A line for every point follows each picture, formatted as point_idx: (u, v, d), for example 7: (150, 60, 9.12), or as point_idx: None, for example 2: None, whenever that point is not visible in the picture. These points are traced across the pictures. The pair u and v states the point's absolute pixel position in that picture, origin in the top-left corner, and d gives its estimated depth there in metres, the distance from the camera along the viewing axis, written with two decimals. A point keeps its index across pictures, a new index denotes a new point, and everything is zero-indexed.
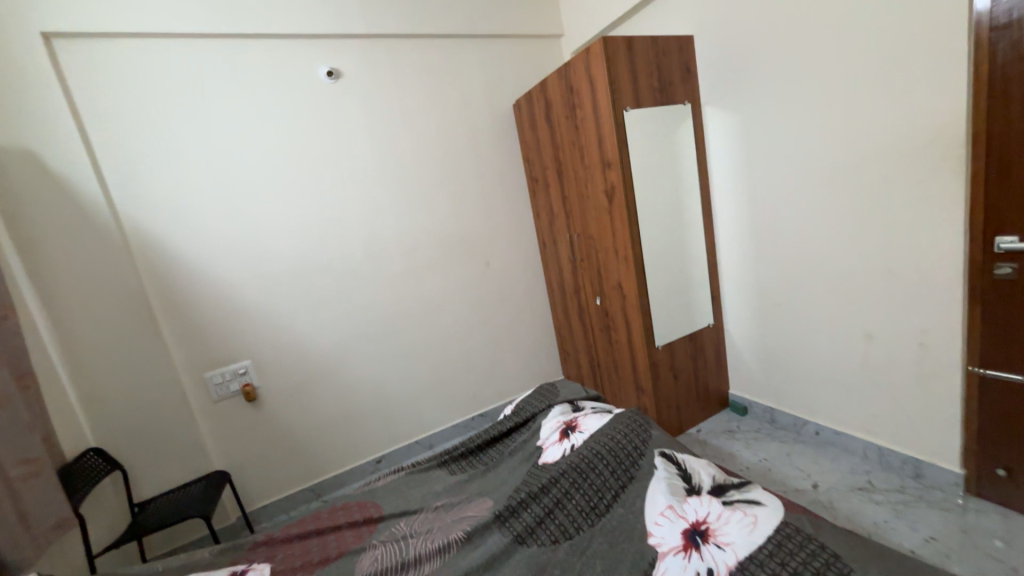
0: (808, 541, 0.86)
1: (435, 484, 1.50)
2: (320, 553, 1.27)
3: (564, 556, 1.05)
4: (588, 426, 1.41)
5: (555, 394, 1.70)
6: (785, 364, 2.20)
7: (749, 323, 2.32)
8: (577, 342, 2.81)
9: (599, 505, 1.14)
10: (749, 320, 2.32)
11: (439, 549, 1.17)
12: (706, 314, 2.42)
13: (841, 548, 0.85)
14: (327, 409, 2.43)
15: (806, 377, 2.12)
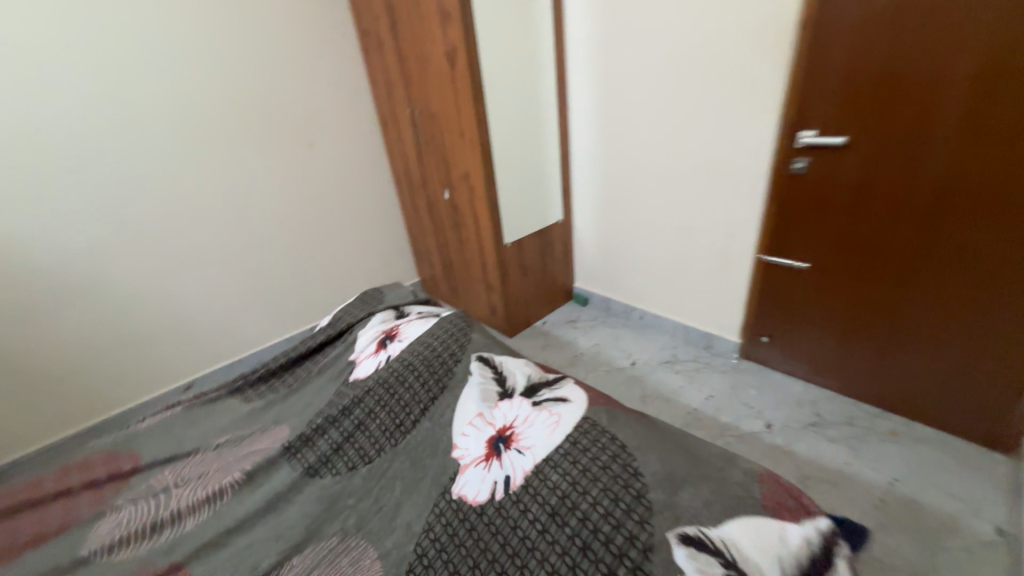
0: (601, 435, 0.84)
1: (221, 416, 1.21)
2: (32, 532, 0.94)
3: (361, 483, 0.91)
4: (409, 335, 1.24)
5: (379, 300, 1.46)
6: (622, 258, 2.30)
7: (595, 217, 2.32)
8: (427, 241, 2.55)
9: (406, 420, 1.00)
10: (596, 215, 2.31)
11: (207, 499, 0.95)
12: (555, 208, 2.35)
13: (629, 435, 0.85)
14: (86, 337, 1.83)
15: (639, 268, 2.25)
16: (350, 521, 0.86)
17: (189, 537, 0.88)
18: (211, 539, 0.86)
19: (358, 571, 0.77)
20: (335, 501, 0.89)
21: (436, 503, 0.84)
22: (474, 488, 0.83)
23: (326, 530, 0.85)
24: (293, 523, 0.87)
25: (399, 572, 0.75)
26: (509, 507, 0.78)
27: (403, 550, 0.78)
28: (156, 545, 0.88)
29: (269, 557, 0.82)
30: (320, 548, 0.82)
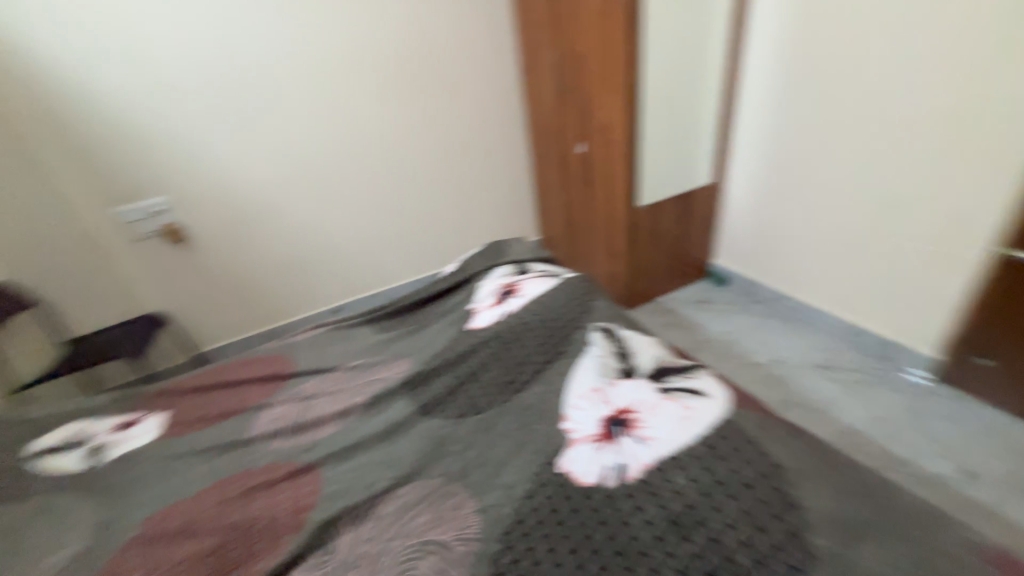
0: (746, 446, 0.70)
1: (357, 342, 1.34)
2: (219, 408, 1.17)
3: (468, 432, 0.91)
4: (528, 292, 1.19)
5: (502, 253, 1.44)
6: (780, 235, 1.94)
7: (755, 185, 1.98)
8: (551, 199, 2.47)
9: (517, 379, 0.97)
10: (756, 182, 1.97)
11: (339, 412, 1.06)
12: (703, 170, 2.07)
13: (785, 455, 0.69)
14: (268, 257, 2.21)
15: (801, 249, 1.89)
16: (455, 466, 0.86)
17: (323, 443, 1.00)
18: (338, 449, 0.95)
19: (457, 518, 0.78)
20: (443, 444, 0.91)
21: (539, 471, 0.79)
22: (581, 467, 0.76)
23: (432, 469, 0.87)
24: (405, 454, 0.91)
25: (496, 532, 0.73)
26: (620, 499, 0.69)
27: (502, 511, 0.76)
28: (299, 443, 1.02)
29: (382, 480, 0.87)
30: (425, 485, 0.85)
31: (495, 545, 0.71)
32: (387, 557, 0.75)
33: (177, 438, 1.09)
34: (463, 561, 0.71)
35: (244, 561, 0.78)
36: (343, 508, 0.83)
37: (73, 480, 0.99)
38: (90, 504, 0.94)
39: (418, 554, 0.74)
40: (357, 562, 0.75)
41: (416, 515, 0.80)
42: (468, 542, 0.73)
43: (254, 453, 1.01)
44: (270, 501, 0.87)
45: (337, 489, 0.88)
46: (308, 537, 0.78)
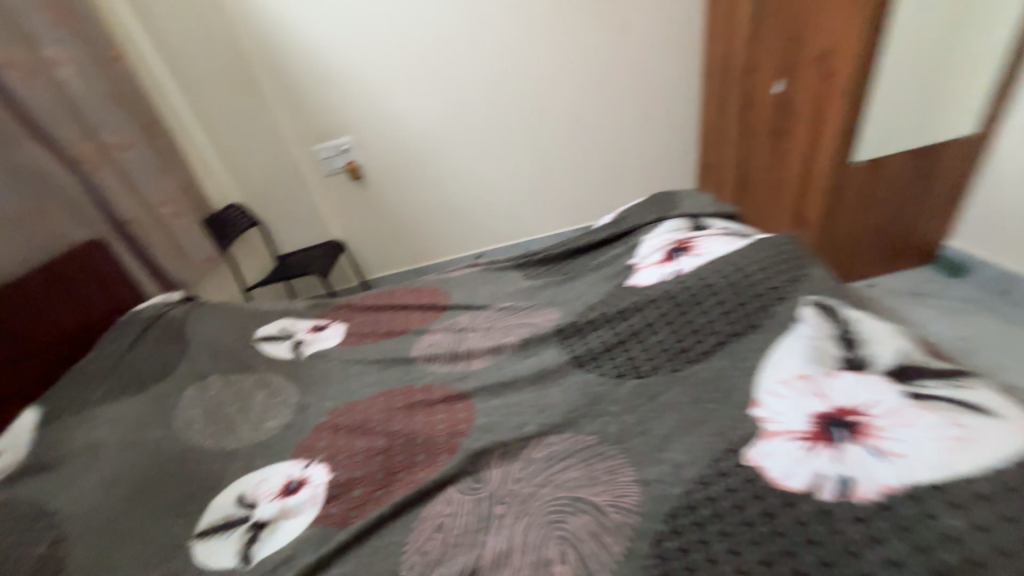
0: None
1: (506, 285, 1.34)
2: (386, 327, 1.29)
3: (626, 395, 0.83)
4: (707, 252, 1.00)
5: (672, 205, 1.25)
6: None
7: None
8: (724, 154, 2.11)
9: (690, 346, 0.82)
10: None
11: (490, 350, 1.07)
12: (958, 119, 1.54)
13: None
14: (425, 197, 2.35)
15: None
16: (609, 429, 0.79)
17: (474, 376, 1.02)
18: (489, 385, 0.96)
19: (612, 484, 0.71)
20: (596, 402, 0.84)
21: (716, 457, 0.66)
22: (780, 466, 0.61)
23: (584, 426, 0.82)
24: (555, 404, 0.87)
25: (659, 512, 0.65)
26: (840, 518, 0.54)
27: (667, 492, 0.66)
28: (452, 371, 1.06)
29: (531, 424, 0.85)
30: (577, 440, 0.80)
31: (657, 527, 0.63)
32: (535, 501, 0.73)
33: (354, 347, 1.23)
34: (619, 532, 0.65)
35: (405, 468, 0.84)
36: (493, 442, 0.83)
37: (281, 365, 1.19)
38: (293, 387, 1.12)
39: (568, 509, 0.70)
40: (506, 499, 0.75)
41: (566, 469, 0.76)
42: (624, 513, 0.67)
43: (414, 373, 1.09)
44: (428, 419, 0.93)
45: (487, 423, 0.88)
46: (461, 462, 0.80)
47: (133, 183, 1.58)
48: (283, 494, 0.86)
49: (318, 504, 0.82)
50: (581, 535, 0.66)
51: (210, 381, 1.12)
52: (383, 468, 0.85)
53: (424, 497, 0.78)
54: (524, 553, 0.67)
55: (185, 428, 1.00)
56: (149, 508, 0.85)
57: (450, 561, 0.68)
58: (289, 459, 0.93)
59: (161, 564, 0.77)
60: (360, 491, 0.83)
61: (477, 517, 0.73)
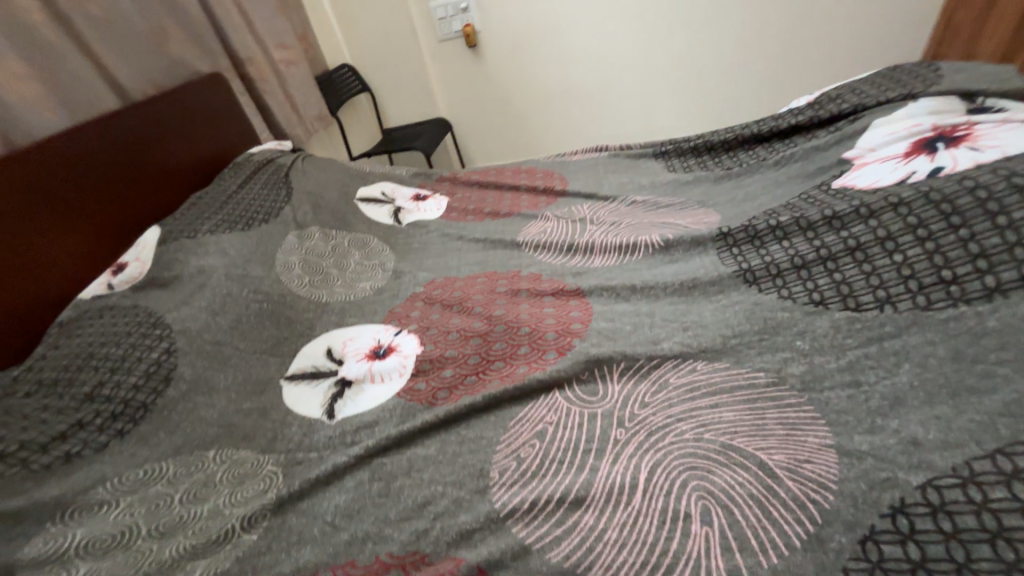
0: None
1: (642, 176, 1.06)
2: (491, 207, 1.12)
3: (825, 331, 0.58)
4: (1002, 142, 0.62)
5: (927, 78, 0.82)
6: None
7: None
8: (980, 41, 1.30)
9: (962, 277, 0.53)
10: None
11: (619, 247, 0.85)
12: None
13: None
14: (544, 77, 2.01)
15: None
16: (792, 369, 0.56)
17: (595, 276, 0.82)
18: (615, 287, 0.76)
19: (792, 442, 0.50)
20: (773, 331, 0.61)
21: (999, 450, 0.42)
22: None
23: (750, 357, 0.59)
24: (707, 323, 0.65)
25: (876, 500, 0.43)
26: None
27: (892, 475, 0.44)
28: (567, 265, 0.87)
29: (671, 341, 0.65)
30: (737, 374, 0.58)
31: (872, 520, 0.42)
32: (671, 436, 0.54)
33: (455, 223, 1.09)
34: (800, 508, 0.45)
35: (504, 358, 0.71)
36: (617, 352, 0.65)
37: (380, 230, 1.10)
38: (390, 254, 1.03)
39: (718, 458, 0.51)
40: (628, 424, 0.57)
41: (719, 409, 0.56)
42: (810, 485, 0.46)
43: (519, 261, 0.92)
44: (534, 312, 0.77)
45: (610, 330, 0.70)
46: (574, 367, 0.64)
47: (250, 22, 1.50)
48: (371, 357, 0.78)
49: (404, 376, 0.73)
50: (737, 496, 0.47)
51: (310, 231, 1.07)
52: (478, 354, 0.73)
53: (525, 396, 0.64)
54: (649, 495, 0.50)
55: (284, 271, 0.97)
56: (248, 342, 0.84)
57: (550, 478, 0.55)
58: (380, 323, 0.85)
59: (255, 398, 0.76)
60: (451, 372, 0.72)
61: (589, 436, 0.58)
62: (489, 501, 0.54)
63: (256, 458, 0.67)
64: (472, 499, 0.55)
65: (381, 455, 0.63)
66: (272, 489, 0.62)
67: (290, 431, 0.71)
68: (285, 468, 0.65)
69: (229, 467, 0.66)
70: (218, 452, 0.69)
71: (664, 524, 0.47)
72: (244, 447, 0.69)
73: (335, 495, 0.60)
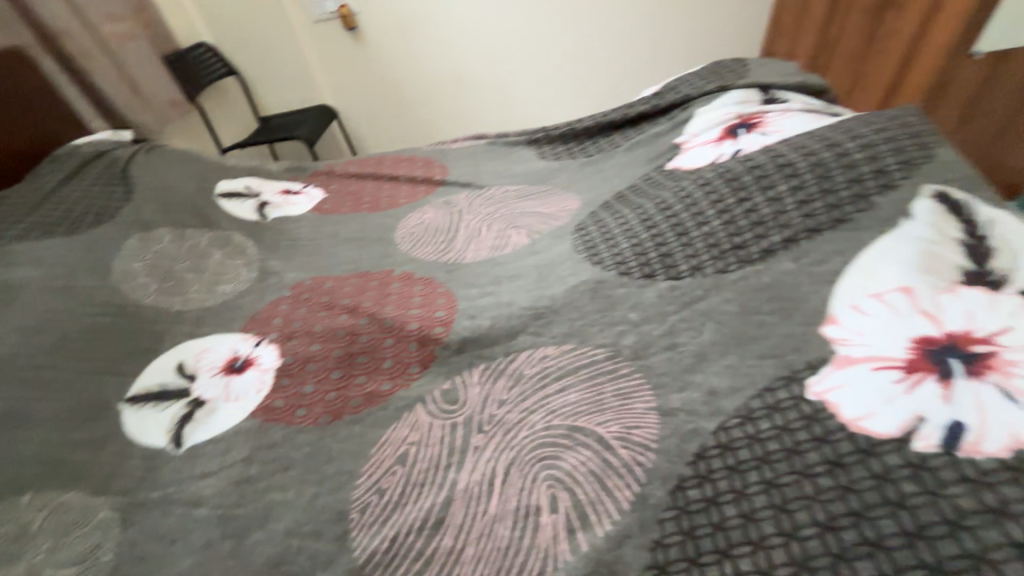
0: None
1: (517, 164, 1.09)
2: (368, 199, 1.08)
3: (652, 301, 0.64)
4: (780, 128, 0.75)
5: (739, 72, 0.95)
6: None
7: None
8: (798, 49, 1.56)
9: (747, 242, 0.62)
10: None
11: (491, 247, 0.86)
12: None
13: None
14: (431, 63, 1.97)
15: None
16: (626, 340, 0.61)
17: (466, 265, 0.83)
18: (481, 278, 0.79)
19: (624, 412, 0.55)
20: (611, 307, 0.65)
21: (766, 387, 0.50)
22: (858, 403, 0.45)
23: (592, 335, 0.63)
24: (558, 307, 0.68)
25: (685, 451, 0.50)
26: (943, 475, 0.38)
27: (696, 425, 0.51)
28: (440, 258, 0.86)
29: (524, 335, 0.67)
30: (581, 354, 0.62)
31: (681, 469, 0.48)
32: (524, 431, 0.57)
33: (328, 217, 1.04)
34: (629, 472, 0.50)
35: (365, 372, 0.68)
36: (475, 351, 0.67)
37: (242, 227, 1.02)
38: (253, 253, 0.96)
39: (564, 442, 0.54)
40: (486, 428, 0.58)
41: (563, 391, 0.59)
42: (638, 448, 0.51)
43: (393, 253, 0.90)
44: (400, 306, 0.76)
45: (473, 319, 0.71)
46: (434, 381, 0.65)
47: None
48: (227, 371, 0.73)
49: (262, 392, 0.69)
50: (581, 476, 0.51)
51: (159, 233, 0.96)
52: (340, 368, 0.69)
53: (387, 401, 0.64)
54: (504, 497, 0.52)
55: (125, 279, 0.86)
56: (77, 362, 0.73)
57: (409, 506, 0.53)
58: (237, 333, 0.79)
59: (86, 427, 0.67)
60: (311, 388, 0.68)
61: (448, 449, 0.57)
62: (351, 521, 0.53)
63: (87, 500, 0.60)
64: (332, 520, 0.54)
65: (244, 483, 0.60)
66: (108, 539, 0.56)
67: (129, 465, 0.63)
68: (124, 513, 0.58)
69: (54, 516, 0.58)
70: (33, 496, 0.60)
71: (516, 525, 0.49)
72: (71, 487, 0.61)
73: (188, 534, 0.55)
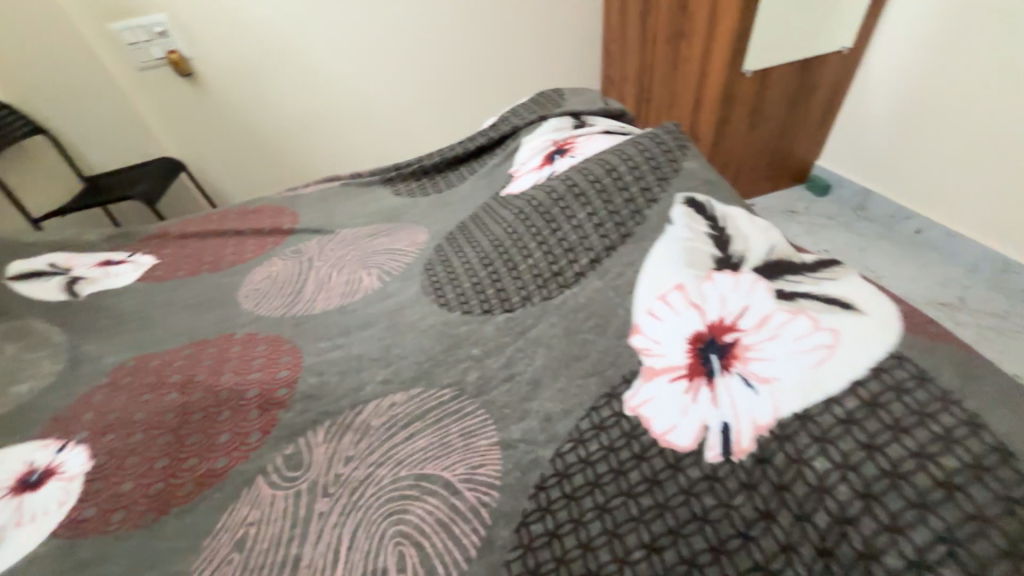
0: (935, 411, 0.41)
1: (370, 203, 1.08)
2: (209, 259, 0.99)
3: (491, 335, 0.67)
4: (586, 151, 0.84)
5: (558, 102, 1.04)
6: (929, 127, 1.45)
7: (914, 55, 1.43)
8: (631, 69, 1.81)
9: (564, 269, 0.68)
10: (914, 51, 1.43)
11: (340, 293, 0.83)
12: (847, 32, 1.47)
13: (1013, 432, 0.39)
14: (288, 104, 1.89)
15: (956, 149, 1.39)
16: (470, 377, 0.63)
17: (313, 316, 0.79)
18: (327, 330, 0.76)
19: (470, 450, 0.56)
20: (456, 345, 0.67)
21: (592, 407, 0.55)
22: (663, 417, 0.51)
23: (439, 377, 0.65)
24: (406, 353, 0.68)
25: (526, 483, 0.52)
26: (731, 485, 0.44)
27: (535, 453, 0.54)
28: (285, 313, 0.81)
29: (372, 384, 0.66)
30: (429, 397, 0.63)
31: (524, 504, 0.50)
32: (370, 487, 0.55)
33: (158, 286, 0.93)
34: (475, 515, 0.50)
35: (197, 453, 0.62)
36: (320, 409, 0.64)
37: (49, 315, 0.88)
38: (62, 344, 0.82)
39: (412, 493, 0.54)
40: (332, 489, 0.56)
41: (411, 438, 0.59)
42: (483, 487, 0.52)
43: (232, 317, 0.83)
44: (238, 372, 0.70)
45: (319, 376, 0.68)
46: (273, 447, 0.61)
47: None
48: (20, 489, 0.62)
49: (66, 505, 0.60)
50: (427, 527, 0.51)
51: None
52: (167, 455, 0.62)
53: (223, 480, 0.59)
54: (349, 566, 0.49)
55: None
56: None
57: None
58: (37, 440, 0.67)
59: None
60: (129, 486, 0.60)
61: (292, 520, 0.54)
62: None
63: None
64: None
65: None
66: None
67: None
68: None
69: None
70: None
71: None
72: None
73: None
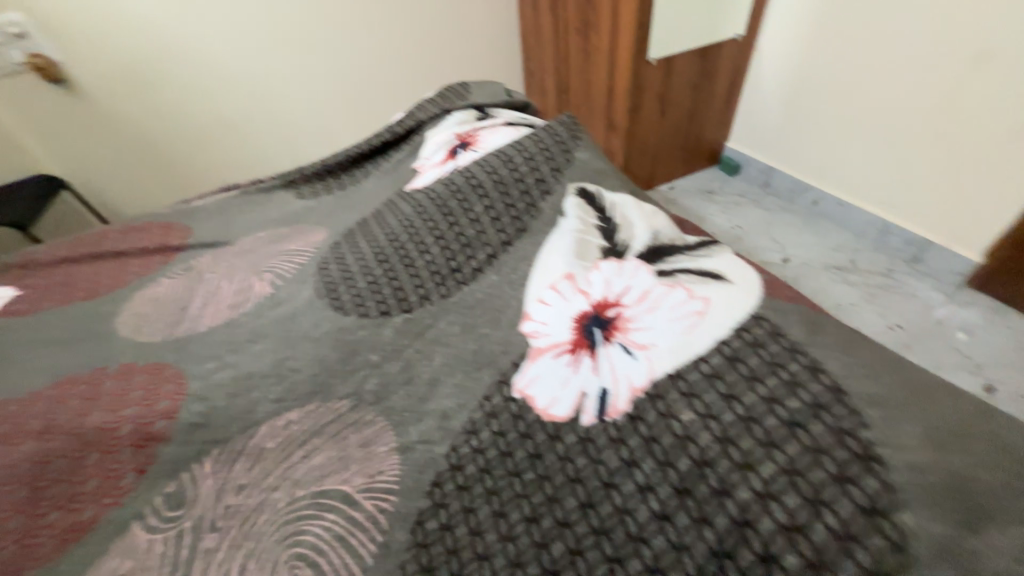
0: (785, 357, 0.44)
1: (270, 210, 1.01)
2: (82, 286, 0.89)
3: (390, 338, 0.64)
4: (487, 145, 0.83)
5: (462, 95, 1.03)
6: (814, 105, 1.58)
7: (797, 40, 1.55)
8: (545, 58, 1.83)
9: (462, 265, 0.67)
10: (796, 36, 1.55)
11: (231, 307, 0.77)
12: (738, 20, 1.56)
13: (849, 372, 0.42)
14: (184, 109, 1.73)
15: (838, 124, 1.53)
16: (368, 385, 0.61)
17: (201, 338, 0.73)
18: (216, 350, 0.70)
19: (368, 460, 0.54)
20: (354, 352, 0.64)
21: (485, 396, 0.54)
22: (547, 392, 0.51)
23: (336, 388, 0.61)
24: (300, 365, 0.64)
25: (422, 484, 0.50)
26: (600, 440, 0.46)
27: (432, 453, 0.52)
28: (170, 336, 0.74)
29: (264, 404, 0.61)
30: (325, 411, 0.59)
31: (420, 504, 0.48)
32: (263, 515, 0.52)
33: (18, 322, 0.82)
34: (373, 525, 0.48)
35: (61, 507, 0.55)
36: (206, 439, 0.59)
37: None
38: None
39: (307, 513, 0.51)
40: (219, 524, 0.52)
41: (307, 457, 0.56)
42: (381, 495, 0.50)
43: (109, 348, 0.74)
44: (112, 407, 0.63)
45: (205, 403, 0.62)
46: (154, 489, 0.55)
47: None
48: None
49: None
50: (324, 545, 0.48)
51: None
52: (21, 512, 0.54)
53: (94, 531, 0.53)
54: None
55: None
56: None
57: None
58: None
59: None
60: None
61: (170, 567, 0.49)
62: None
63: None
64: None
65: None
66: None
67: None
68: None
69: None
70: None
71: None
72: None
73: None
